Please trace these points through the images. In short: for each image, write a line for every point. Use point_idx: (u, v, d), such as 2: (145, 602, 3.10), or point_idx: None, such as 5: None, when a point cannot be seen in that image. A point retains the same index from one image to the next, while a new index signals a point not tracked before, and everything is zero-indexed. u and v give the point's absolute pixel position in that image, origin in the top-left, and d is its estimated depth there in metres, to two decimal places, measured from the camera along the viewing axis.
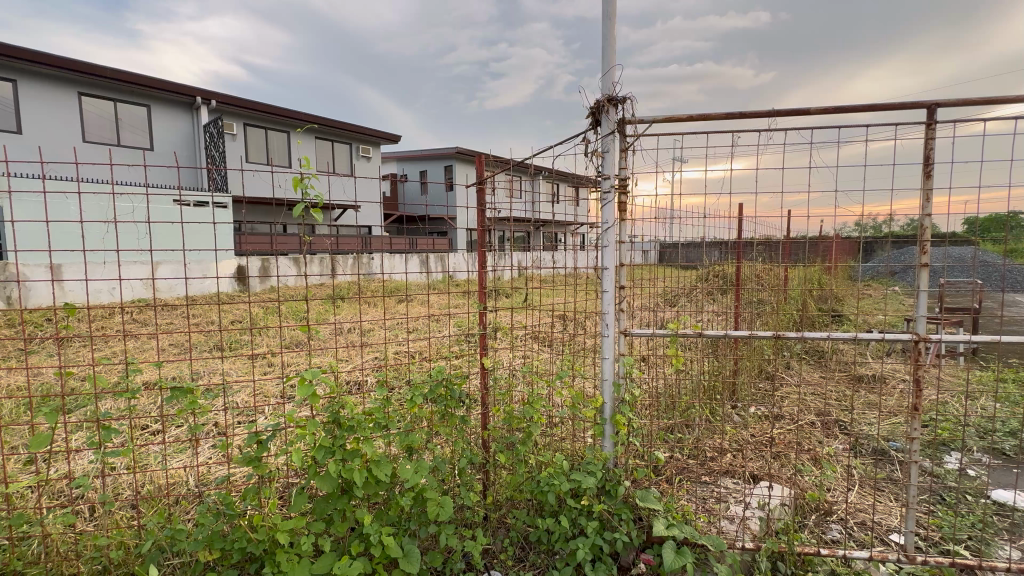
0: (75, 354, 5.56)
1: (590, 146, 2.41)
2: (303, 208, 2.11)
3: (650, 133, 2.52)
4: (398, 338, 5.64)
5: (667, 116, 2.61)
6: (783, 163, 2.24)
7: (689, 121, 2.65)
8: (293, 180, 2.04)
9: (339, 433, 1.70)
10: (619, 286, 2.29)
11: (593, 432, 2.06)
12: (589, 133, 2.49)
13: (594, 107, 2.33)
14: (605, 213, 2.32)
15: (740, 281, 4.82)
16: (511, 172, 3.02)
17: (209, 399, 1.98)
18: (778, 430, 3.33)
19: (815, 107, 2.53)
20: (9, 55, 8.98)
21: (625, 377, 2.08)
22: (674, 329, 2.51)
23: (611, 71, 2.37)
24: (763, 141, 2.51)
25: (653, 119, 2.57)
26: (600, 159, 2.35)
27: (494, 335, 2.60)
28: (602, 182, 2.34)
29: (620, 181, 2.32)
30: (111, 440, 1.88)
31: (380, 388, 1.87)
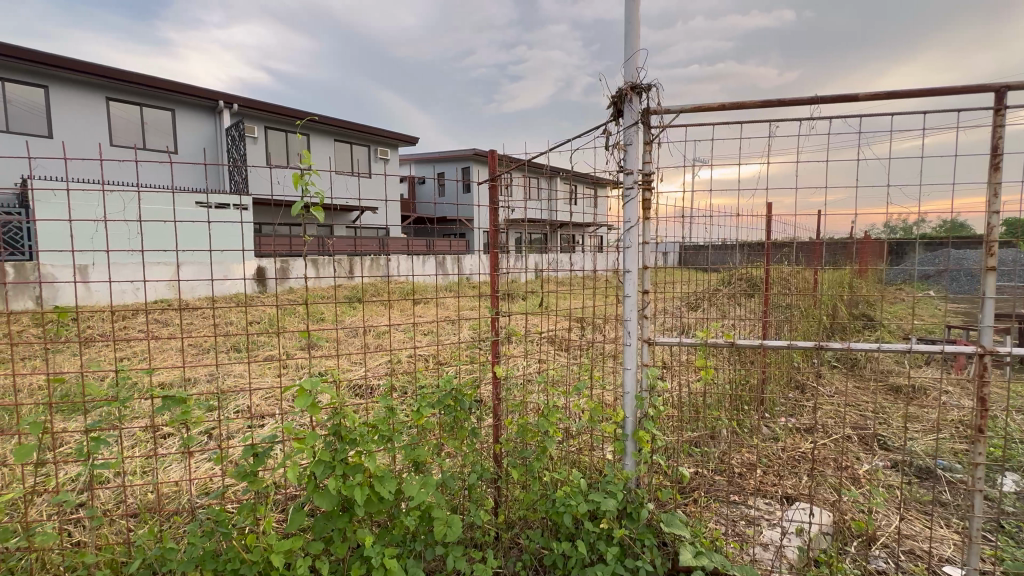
0: (98, 354, 5.67)
1: (611, 139, 2.27)
2: (302, 206, 2.12)
3: (679, 124, 2.36)
4: (412, 342, 5.60)
5: (697, 106, 2.44)
6: (828, 156, 2.06)
7: (721, 111, 2.47)
8: (293, 176, 2.00)
9: (340, 446, 1.60)
10: (643, 292, 2.14)
11: (618, 447, 1.91)
12: (610, 125, 2.34)
13: (615, 96, 2.18)
14: (628, 211, 2.18)
15: (769, 282, 4.60)
16: (526, 171, 2.90)
17: (209, 408, 1.90)
18: (812, 444, 3.14)
19: (863, 93, 2.33)
20: (40, 62, 9.25)
21: (656, 386, 1.92)
22: (703, 339, 2.34)
23: (635, 57, 2.21)
24: (808, 130, 2.33)
25: (680, 109, 2.40)
26: (622, 152, 2.20)
27: (507, 341, 2.47)
28: (625, 178, 2.19)
29: (646, 178, 2.16)
30: (102, 451, 1.81)
31: (384, 398, 1.76)
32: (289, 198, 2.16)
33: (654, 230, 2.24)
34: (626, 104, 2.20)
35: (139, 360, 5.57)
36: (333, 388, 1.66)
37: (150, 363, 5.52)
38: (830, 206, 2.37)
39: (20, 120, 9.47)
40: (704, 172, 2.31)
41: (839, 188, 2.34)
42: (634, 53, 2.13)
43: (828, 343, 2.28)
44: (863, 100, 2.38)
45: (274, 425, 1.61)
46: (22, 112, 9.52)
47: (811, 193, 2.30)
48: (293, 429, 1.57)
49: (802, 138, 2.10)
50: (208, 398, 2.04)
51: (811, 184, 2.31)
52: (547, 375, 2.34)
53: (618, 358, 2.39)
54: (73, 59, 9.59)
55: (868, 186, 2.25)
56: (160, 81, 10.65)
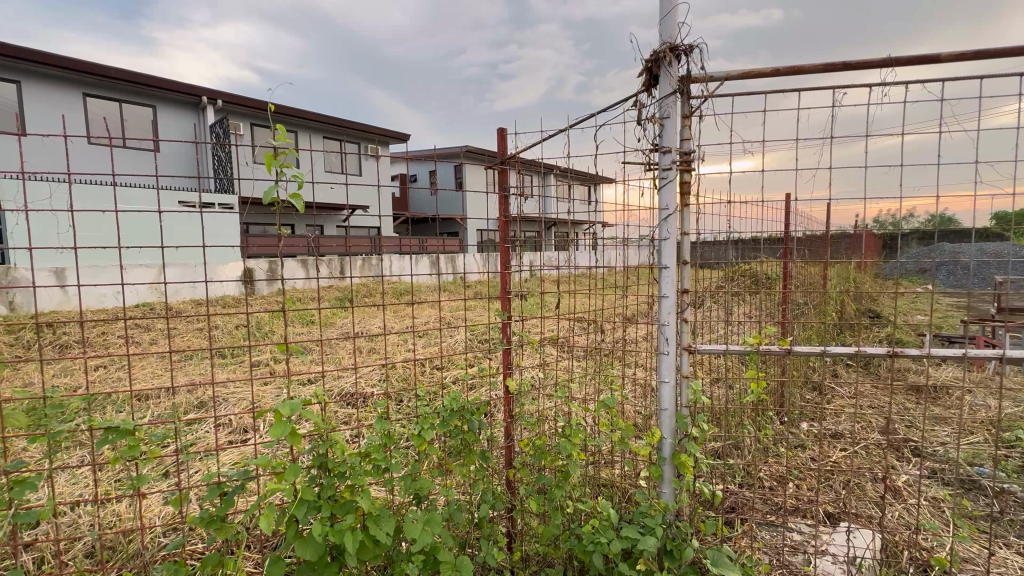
0: (74, 362, 5.44)
1: (643, 112, 2.04)
2: (272, 192, 1.98)
3: (725, 94, 2.18)
4: (406, 345, 5.40)
5: (744, 72, 2.26)
6: (896, 132, 1.85)
7: (774, 77, 2.28)
8: (266, 155, 1.97)
9: (327, 482, 1.34)
10: (681, 291, 1.94)
11: (656, 473, 1.69)
12: (641, 97, 2.11)
13: (650, 59, 1.95)
14: (663, 197, 1.96)
15: (789, 274, 4.38)
16: (538, 171, 2.73)
17: (168, 440, 1.62)
18: (840, 453, 2.95)
19: (928, 62, 2.12)
20: (11, 55, 8.80)
21: (708, 399, 1.71)
22: (752, 345, 2.12)
23: (673, 13, 1.96)
24: (868, 107, 2.12)
25: (726, 76, 2.20)
26: (656, 127, 1.97)
27: (520, 349, 2.24)
28: (660, 158, 1.96)
29: (685, 160, 1.94)
30: (26, 498, 1.63)
31: (380, 421, 1.49)
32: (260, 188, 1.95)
33: (692, 221, 2.02)
34: (663, 72, 1.97)
35: (115, 368, 5.28)
36: (318, 412, 1.40)
37: (127, 371, 5.22)
38: (882, 198, 2.19)
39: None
40: (741, 156, 2.12)
41: (897, 174, 2.16)
42: (673, 10, 1.90)
43: (875, 348, 2.08)
44: (937, 67, 2.14)
45: (249, 458, 1.34)
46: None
47: (865, 180, 2.12)
48: (270, 466, 1.29)
49: (866, 111, 1.91)
50: (165, 431, 1.83)
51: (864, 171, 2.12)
52: (564, 384, 2.11)
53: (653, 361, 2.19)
54: (47, 53, 9.15)
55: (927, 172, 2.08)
56: (141, 77, 10.26)
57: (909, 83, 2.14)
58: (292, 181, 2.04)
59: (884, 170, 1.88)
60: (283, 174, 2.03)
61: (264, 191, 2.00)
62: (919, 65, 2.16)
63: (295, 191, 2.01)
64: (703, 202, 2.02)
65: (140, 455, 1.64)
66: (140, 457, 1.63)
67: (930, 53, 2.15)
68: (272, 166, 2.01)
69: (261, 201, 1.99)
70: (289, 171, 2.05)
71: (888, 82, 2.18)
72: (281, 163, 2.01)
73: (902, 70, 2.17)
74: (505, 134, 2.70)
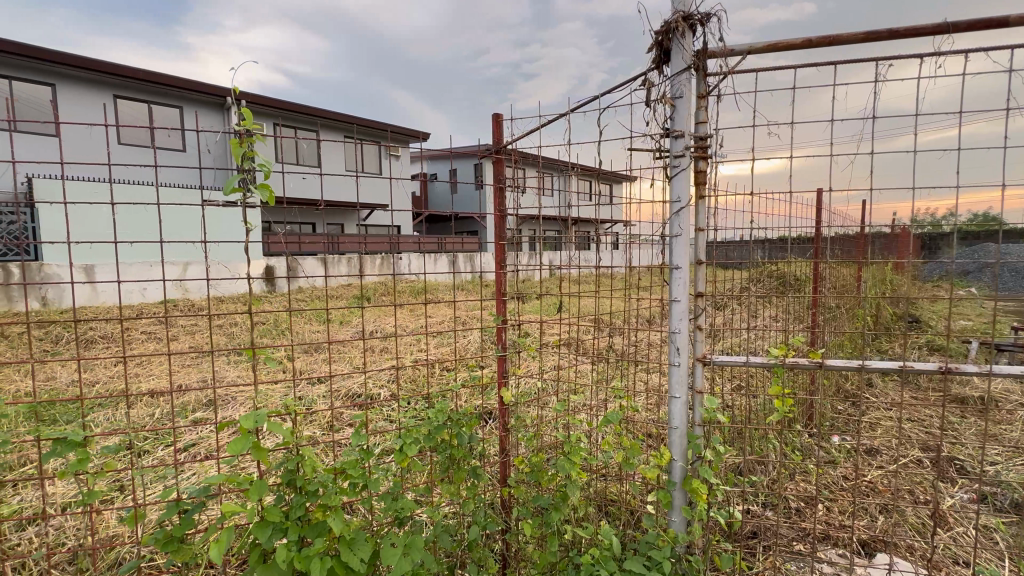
0: (97, 357, 5.57)
1: (654, 93, 1.88)
2: (237, 185, 1.86)
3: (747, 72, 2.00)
4: (420, 345, 5.34)
5: (771, 45, 2.07)
6: (942, 113, 1.66)
7: (805, 49, 2.08)
8: (230, 142, 1.82)
9: (297, 501, 1.26)
10: (694, 296, 1.76)
11: (667, 500, 1.54)
12: (652, 78, 1.96)
13: (662, 31, 1.78)
14: (673, 188, 1.80)
15: (820, 276, 4.11)
16: (542, 169, 2.58)
17: (118, 453, 1.51)
18: (877, 470, 2.72)
19: (990, 28, 1.88)
20: (45, 59, 9.12)
21: (727, 415, 1.55)
22: (779, 359, 1.92)
23: None
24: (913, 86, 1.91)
25: (749, 50, 2.01)
26: (669, 109, 1.80)
27: (517, 357, 2.12)
28: (673, 144, 1.79)
29: (700, 146, 1.77)
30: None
31: (357, 435, 1.40)
32: (236, 183, 1.87)
33: (708, 216, 1.84)
34: (675, 46, 1.81)
35: (135, 364, 5.41)
36: (285, 425, 1.31)
37: (147, 366, 5.34)
38: (927, 192, 1.98)
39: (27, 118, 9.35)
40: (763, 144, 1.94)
41: (945, 164, 1.95)
42: None
43: (923, 363, 1.85)
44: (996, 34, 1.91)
45: (212, 474, 1.26)
46: (29, 109, 9.41)
47: (905, 169, 1.93)
48: (235, 483, 1.21)
49: (906, 89, 1.72)
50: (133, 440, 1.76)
51: (906, 159, 1.93)
52: (567, 394, 1.99)
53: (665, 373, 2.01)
54: (80, 56, 9.47)
55: (976, 160, 1.87)
56: (167, 79, 10.50)
57: (962, 57, 1.92)
58: (260, 171, 1.88)
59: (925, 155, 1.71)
60: (251, 164, 1.88)
61: (226, 182, 1.85)
62: (976, 34, 1.93)
63: (263, 182, 1.84)
64: (721, 194, 1.84)
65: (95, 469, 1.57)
66: (90, 471, 1.54)
67: (993, 20, 1.91)
68: (239, 156, 1.86)
69: (222, 193, 1.85)
70: (256, 161, 1.90)
71: (936, 56, 1.97)
72: (249, 152, 1.86)
73: (954, 42, 1.95)
74: (502, 120, 2.61)
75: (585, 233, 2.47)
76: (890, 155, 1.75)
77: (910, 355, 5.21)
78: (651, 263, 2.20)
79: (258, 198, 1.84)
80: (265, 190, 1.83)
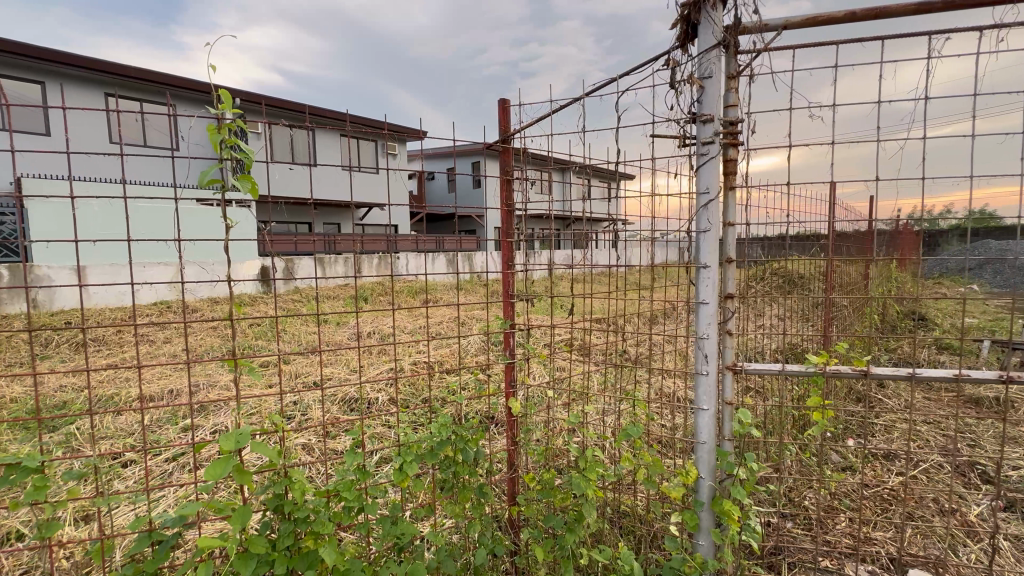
0: (87, 360, 5.44)
1: (681, 71, 1.83)
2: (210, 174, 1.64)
3: (778, 57, 1.91)
4: (419, 346, 5.25)
5: (808, 19, 1.93)
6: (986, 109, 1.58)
7: (845, 28, 1.95)
8: (206, 128, 1.61)
9: (285, 530, 1.27)
10: (724, 297, 1.76)
11: (695, 524, 1.54)
12: (677, 54, 1.91)
13: (689, 6, 1.73)
14: (701, 178, 1.77)
15: (832, 276, 4.01)
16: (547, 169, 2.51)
17: (82, 479, 1.47)
18: (897, 476, 2.62)
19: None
20: (35, 56, 8.94)
21: (757, 430, 1.54)
22: (818, 365, 1.79)
23: None
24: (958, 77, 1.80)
25: (785, 24, 1.87)
26: (697, 89, 1.76)
27: (526, 365, 2.04)
28: (701, 128, 1.75)
29: (730, 133, 1.73)
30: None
31: (351, 457, 1.34)
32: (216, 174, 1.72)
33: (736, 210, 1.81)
34: (703, 21, 1.75)
35: (125, 368, 5.28)
36: (268, 447, 1.21)
37: (136, 370, 5.21)
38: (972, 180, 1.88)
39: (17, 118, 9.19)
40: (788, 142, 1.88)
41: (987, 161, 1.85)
42: None
43: (979, 371, 1.71)
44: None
45: (187, 503, 1.18)
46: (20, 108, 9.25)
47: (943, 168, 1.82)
48: (214, 511, 1.13)
49: (948, 83, 1.63)
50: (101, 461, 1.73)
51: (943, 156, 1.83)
52: (575, 402, 1.92)
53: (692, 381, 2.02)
54: (70, 54, 9.29)
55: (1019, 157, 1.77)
56: (161, 77, 10.30)
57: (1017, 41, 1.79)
58: (240, 161, 1.69)
59: (965, 154, 1.62)
60: (230, 153, 1.67)
61: (200, 171, 1.62)
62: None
63: (244, 173, 1.67)
64: (751, 186, 1.80)
65: (58, 497, 1.50)
66: (49, 498, 1.47)
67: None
68: (217, 144, 1.65)
69: (196, 183, 1.61)
70: (236, 150, 1.71)
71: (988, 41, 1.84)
72: (228, 140, 1.65)
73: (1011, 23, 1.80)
74: (506, 107, 2.51)
75: (591, 231, 2.39)
76: (932, 145, 1.67)
77: (917, 353, 5.16)
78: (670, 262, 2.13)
79: (239, 191, 1.67)
80: (246, 183, 1.67)
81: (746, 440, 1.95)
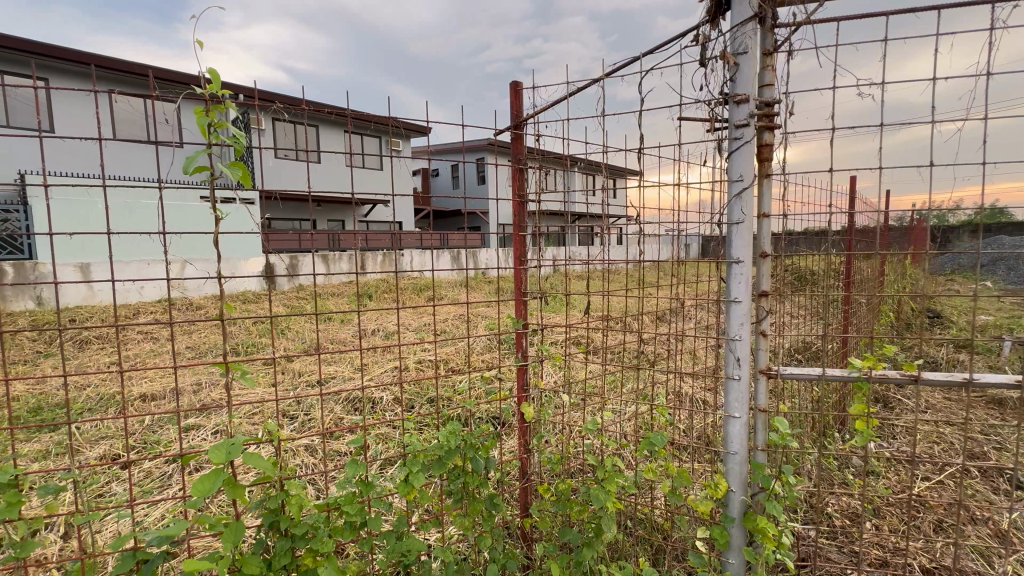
0: (89, 359, 5.36)
1: (713, 48, 1.80)
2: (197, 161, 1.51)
3: (809, 48, 1.85)
4: (424, 345, 5.19)
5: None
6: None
7: (875, 13, 1.87)
8: (192, 111, 1.49)
9: (282, 549, 1.27)
10: (757, 296, 1.73)
11: (726, 541, 1.56)
12: (706, 32, 1.87)
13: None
14: (734, 165, 1.75)
15: (850, 272, 3.82)
16: (557, 164, 2.43)
17: (61, 495, 1.40)
18: (924, 482, 2.53)
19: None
20: (38, 52, 8.90)
21: (791, 444, 1.55)
22: (862, 371, 1.69)
23: None
24: (1003, 69, 1.72)
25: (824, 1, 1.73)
26: (732, 68, 1.72)
27: (539, 367, 1.97)
28: (737, 109, 1.73)
29: (765, 115, 1.71)
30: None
31: (348, 474, 1.32)
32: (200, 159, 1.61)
33: (771, 200, 1.78)
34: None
35: (126, 366, 5.24)
36: (262, 459, 1.16)
37: (137, 368, 5.16)
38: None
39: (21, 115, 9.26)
40: (815, 138, 1.84)
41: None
42: None
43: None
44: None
45: (173, 522, 1.17)
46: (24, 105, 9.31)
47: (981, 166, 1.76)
48: (208, 526, 1.14)
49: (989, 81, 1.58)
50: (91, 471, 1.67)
51: (982, 153, 1.76)
52: (588, 406, 1.87)
53: (718, 385, 2.00)
54: (72, 50, 9.24)
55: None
56: (153, 69, 10.17)
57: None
58: (230, 147, 1.57)
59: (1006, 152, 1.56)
60: (218, 138, 1.55)
61: (186, 158, 1.49)
62: None
63: (234, 159, 1.54)
64: (786, 176, 1.78)
65: (34, 513, 1.43)
66: (23, 515, 1.41)
67: None
68: (204, 128, 1.53)
69: (181, 170, 1.48)
70: (226, 134, 1.60)
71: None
72: (216, 123, 1.53)
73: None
74: (519, 90, 2.45)
75: (600, 228, 2.30)
76: (988, 134, 1.57)
77: (934, 352, 5.05)
78: (694, 260, 2.02)
79: (229, 179, 1.54)
80: (237, 170, 1.54)
81: (778, 449, 1.94)
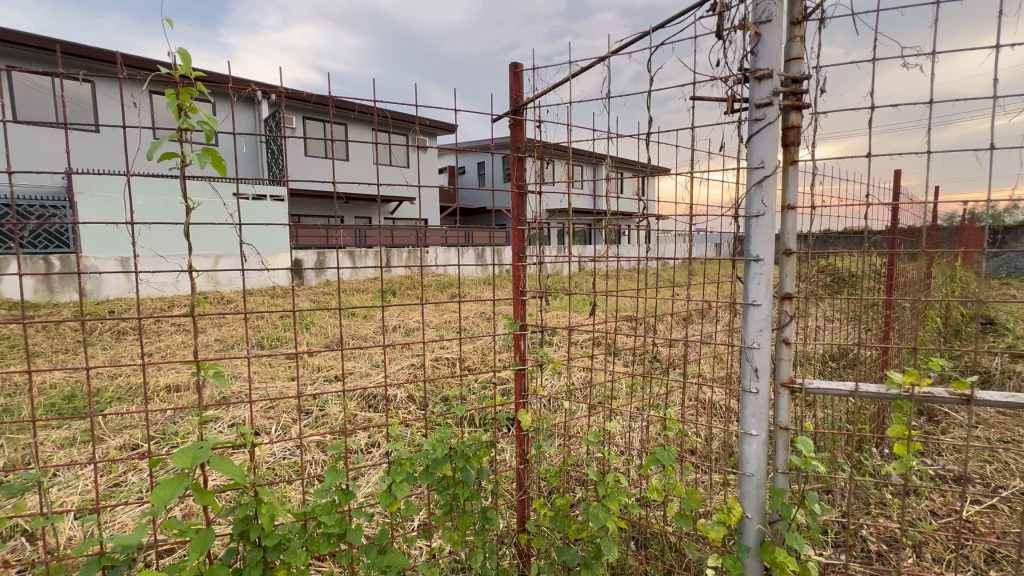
0: (124, 349, 5.60)
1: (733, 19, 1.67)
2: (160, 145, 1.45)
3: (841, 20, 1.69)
4: (443, 342, 5.16)
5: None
6: None
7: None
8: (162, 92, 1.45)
9: (252, 560, 1.36)
10: (780, 298, 1.58)
11: (739, 572, 1.45)
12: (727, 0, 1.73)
13: None
14: (755, 152, 1.60)
15: (892, 274, 3.55)
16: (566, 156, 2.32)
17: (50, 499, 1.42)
18: (973, 507, 2.33)
19: None
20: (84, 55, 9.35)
21: (813, 469, 1.41)
22: (902, 388, 1.52)
23: None
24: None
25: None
26: (754, 36, 1.58)
27: (539, 372, 1.90)
28: (759, 83, 1.58)
29: (792, 91, 1.56)
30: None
31: (324, 481, 1.42)
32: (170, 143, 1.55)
33: (796, 191, 1.63)
34: None
35: (157, 357, 5.41)
36: (229, 465, 1.22)
37: (166, 359, 5.32)
38: None
39: (32, 105, 9.82)
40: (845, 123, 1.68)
41: None
42: None
43: None
44: None
45: (132, 530, 1.22)
46: (38, 96, 9.89)
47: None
48: (176, 532, 1.23)
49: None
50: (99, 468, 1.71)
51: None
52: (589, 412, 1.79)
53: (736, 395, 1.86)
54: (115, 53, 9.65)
55: None
56: None
57: None
58: (200, 131, 1.51)
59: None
60: (189, 122, 1.50)
61: (152, 144, 1.43)
62: None
63: (203, 146, 1.48)
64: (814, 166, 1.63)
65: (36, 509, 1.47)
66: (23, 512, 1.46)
67: None
68: (174, 110, 1.48)
69: (146, 154, 1.43)
70: (199, 119, 1.54)
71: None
72: (186, 106, 1.48)
73: None
74: (520, 73, 2.36)
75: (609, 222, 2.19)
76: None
77: (987, 361, 4.69)
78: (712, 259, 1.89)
79: (198, 166, 1.48)
80: (206, 156, 1.48)
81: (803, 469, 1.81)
